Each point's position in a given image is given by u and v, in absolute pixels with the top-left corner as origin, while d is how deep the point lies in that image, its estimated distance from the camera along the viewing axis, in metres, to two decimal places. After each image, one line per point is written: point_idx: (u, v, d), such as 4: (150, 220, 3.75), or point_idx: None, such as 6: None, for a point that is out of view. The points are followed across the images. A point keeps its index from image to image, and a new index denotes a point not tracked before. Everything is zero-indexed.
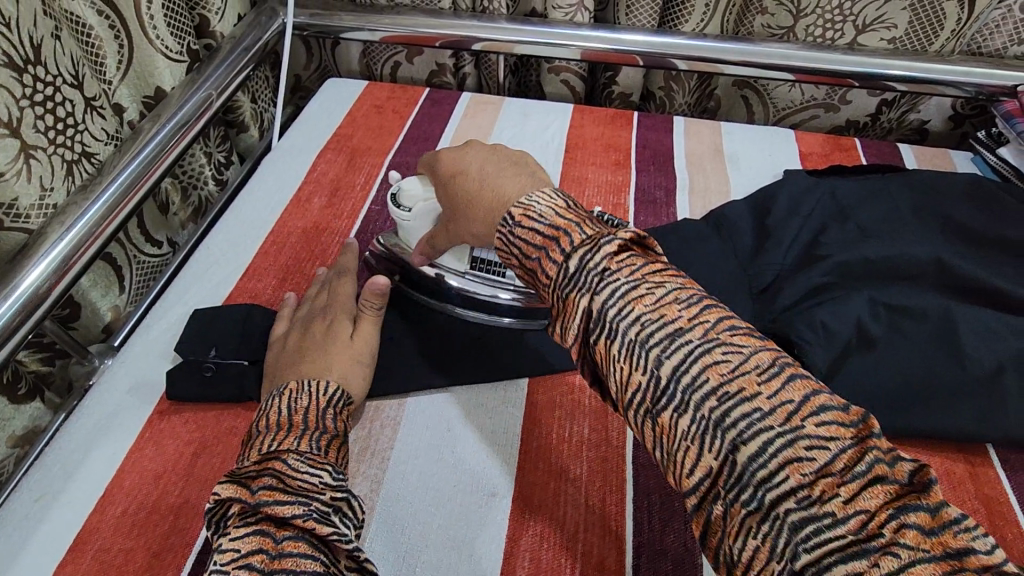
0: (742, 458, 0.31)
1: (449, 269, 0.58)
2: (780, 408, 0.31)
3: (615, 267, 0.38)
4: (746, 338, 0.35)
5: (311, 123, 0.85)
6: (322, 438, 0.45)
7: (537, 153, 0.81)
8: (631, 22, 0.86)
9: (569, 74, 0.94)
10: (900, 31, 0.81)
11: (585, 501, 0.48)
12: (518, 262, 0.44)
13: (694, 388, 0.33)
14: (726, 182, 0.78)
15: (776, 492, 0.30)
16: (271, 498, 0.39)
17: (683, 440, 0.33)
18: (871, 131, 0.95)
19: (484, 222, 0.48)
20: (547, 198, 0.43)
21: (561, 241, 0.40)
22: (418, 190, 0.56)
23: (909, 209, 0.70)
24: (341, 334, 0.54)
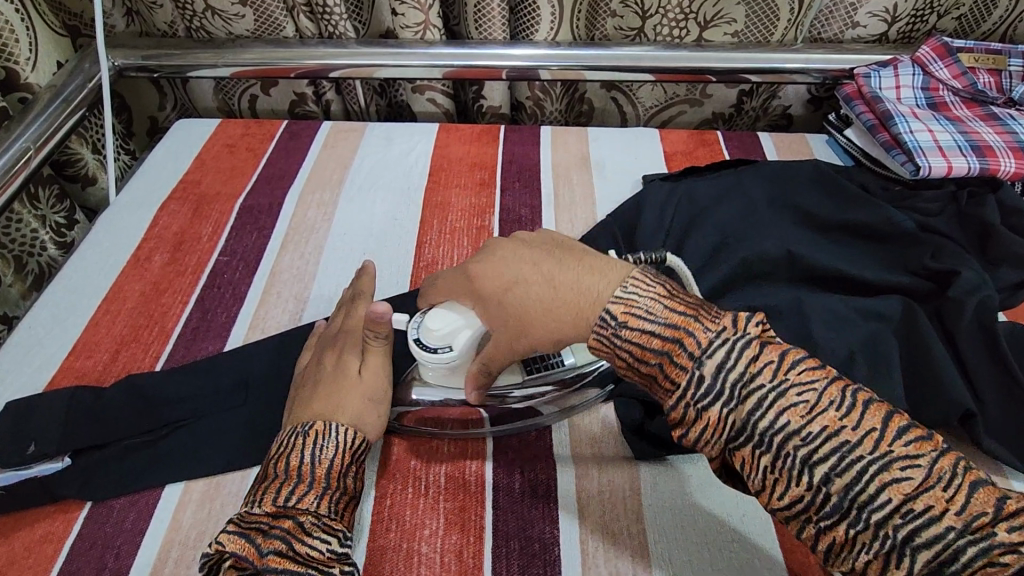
0: (836, 490, 0.33)
1: (504, 387, 0.51)
2: (867, 438, 0.33)
3: (757, 368, 0.36)
4: (813, 372, 0.36)
5: (154, 172, 0.79)
6: (337, 499, 0.43)
7: (400, 180, 0.78)
8: (484, 35, 0.84)
9: (435, 93, 0.92)
10: (740, 25, 0.83)
11: (439, 558, 0.45)
12: (625, 364, 0.41)
13: (776, 430, 0.35)
14: (592, 190, 0.77)
15: (880, 517, 0.32)
16: (278, 564, 0.38)
17: (768, 471, 0.35)
18: (739, 121, 0.97)
19: (571, 325, 0.43)
20: (645, 288, 0.41)
21: (687, 344, 0.38)
22: (449, 323, 0.48)
23: (762, 201, 0.72)
24: (349, 370, 0.50)
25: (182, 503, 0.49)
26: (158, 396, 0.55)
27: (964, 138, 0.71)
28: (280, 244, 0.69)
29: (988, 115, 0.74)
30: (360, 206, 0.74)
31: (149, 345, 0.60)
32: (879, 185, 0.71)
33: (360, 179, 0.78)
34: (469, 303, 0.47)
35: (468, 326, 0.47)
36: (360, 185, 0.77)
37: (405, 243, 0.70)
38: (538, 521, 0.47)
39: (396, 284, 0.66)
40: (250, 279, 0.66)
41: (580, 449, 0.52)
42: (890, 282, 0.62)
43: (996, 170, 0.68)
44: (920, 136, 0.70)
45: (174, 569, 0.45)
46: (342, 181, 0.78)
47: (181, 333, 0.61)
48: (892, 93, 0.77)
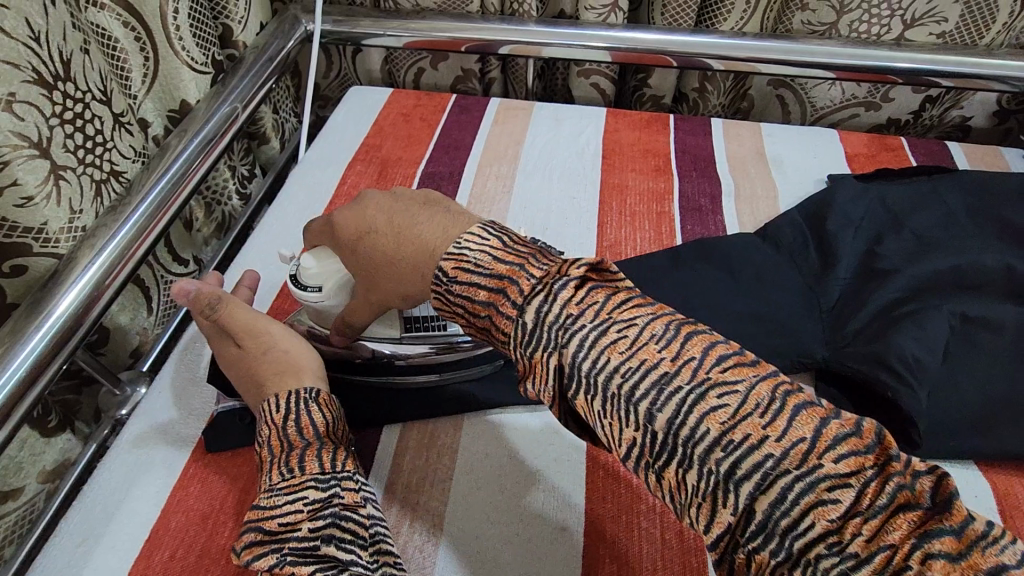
0: (762, 506, 0.29)
1: (379, 339, 0.52)
2: (686, 368, 0.32)
3: (575, 309, 0.35)
4: (738, 371, 0.32)
5: (337, 133, 0.82)
6: (294, 456, 0.42)
7: (574, 160, 0.78)
8: (667, 22, 0.83)
9: (600, 78, 0.91)
10: (949, 25, 0.78)
11: (661, 535, 0.45)
12: (465, 320, 0.40)
13: (695, 441, 0.31)
14: (773, 186, 0.75)
15: (803, 543, 0.28)
16: (259, 532, 0.38)
17: (608, 416, 0.33)
18: (912, 129, 0.92)
19: (415, 280, 0.43)
20: (477, 242, 0.40)
21: (508, 293, 0.37)
22: (315, 266, 0.50)
23: (964, 212, 0.69)
24: (229, 352, 0.51)
25: (401, 448, 0.50)
26: None
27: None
28: None
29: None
30: (537, 181, 0.75)
31: None
32: None
33: (535, 156, 0.79)
34: (334, 253, 0.49)
35: (336, 270, 0.49)
36: (535, 161, 0.78)
37: (586, 222, 0.70)
38: None
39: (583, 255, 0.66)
40: None
41: None
42: None
43: None
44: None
45: (402, 507, 0.47)
46: (517, 156, 0.79)
47: None
48: None
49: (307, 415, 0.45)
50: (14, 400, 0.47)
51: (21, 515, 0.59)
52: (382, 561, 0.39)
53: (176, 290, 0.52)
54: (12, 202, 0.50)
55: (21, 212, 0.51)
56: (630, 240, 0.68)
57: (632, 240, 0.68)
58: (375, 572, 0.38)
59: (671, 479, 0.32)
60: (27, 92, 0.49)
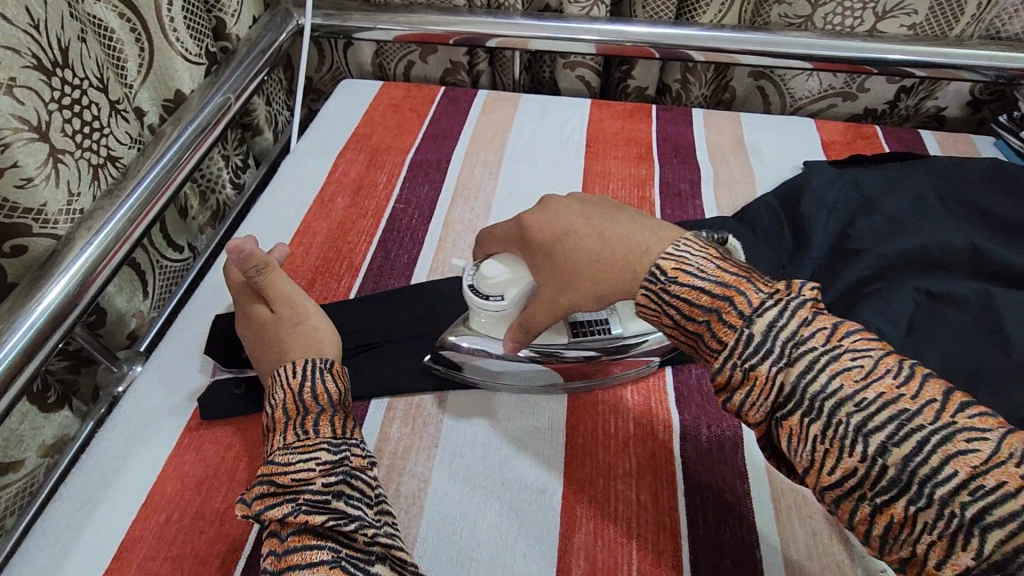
0: (939, 490, 0.31)
1: (541, 347, 0.51)
2: (928, 408, 0.32)
3: (810, 333, 0.35)
4: (867, 341, 0.35)
5: (328, 124, 0.84)
6: (309, 419, 0.44)
7: (558, 148, 0.80)
8: (648, 15, 0.86)
9: (585, 69, 0.94)
10: (920, 17, 0.81)
11: (635, 496, 0.47)
12: (672, 322, 0.41)
13: (936, 481, 0.31)
14: (751, 172, 0.77)
15: (947, 490, 0.30)
16: (275, 485, 0.40)
17: (819, 442, 0.34)
18: (889, 119, 0.95)
19: (624, 279, 0.42)
20: (697, 248, 0.40)
21: (738, 301, 0.37)
22: (501, 272, 0.48)
23: (934, 196, 0.71)
24: (263, 317, 0.53)
25: (388, 417, 0.52)
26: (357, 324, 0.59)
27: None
28: (450, 198, 0.73)
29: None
30: (522, 168, 0.77)
31: (341, 277, 0.64)
32: None
33: (520, 144, 0.81)
34: (522, 258, 0.48)
35: (521, 276, 0.48)
36: (521, 149, 0.80)
37: None
38: (730, 476, 0.48)
39: None
40: (425, 226, 0.70)
41: None
42: None
43: None
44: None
45: (389, 473, 0.49)
46: (504, 144, 0.81)
47: (367, 269, 0.65)
48: None
49: (321, 383, 0.47)
50: (14, 370, 0.49)
51: (21, 487, 0.61)
52: (385, 518, 0.41)
53: (232, 244, 0.52)
54: (12, 183, 0.52)
55: (21, 193, 0.53)
56: None
57: None
58: (381, 527, 0.40)
59: (893, 513, 0.32)
60: (26, 77, 0.51)
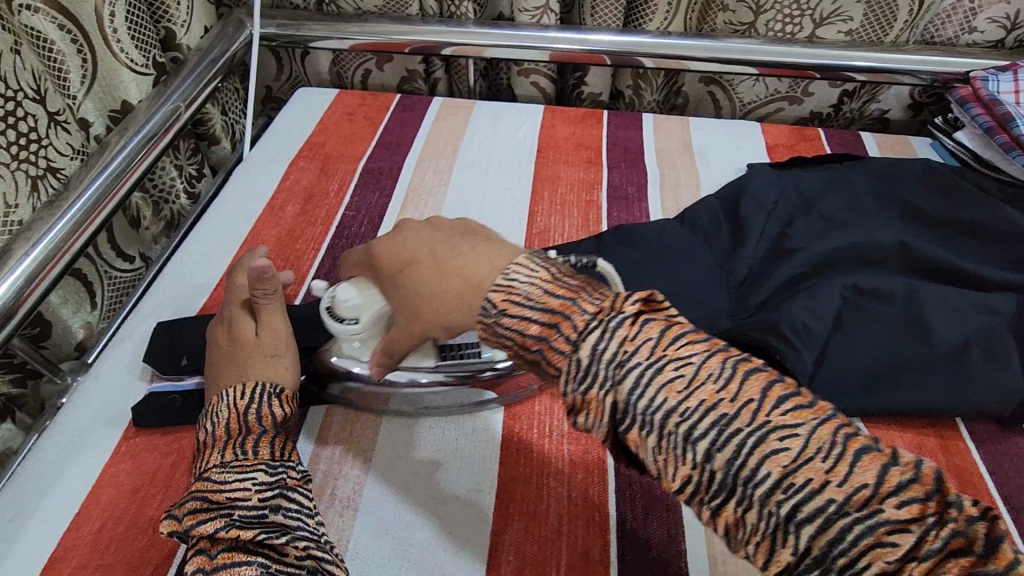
0: (720, 466, 0.33)
1: (409, 369, 0.52)
2: (746, 409, 0.33)
3: (632, 347, 0.35)
4: (691, 346, 0.35)
5: (282, 133, 0.84)
6: (249, 440, 0.45)
7: (509, 154, 0.82)
8: (597, 22, 0.87)
9: (539, 76, 0.95)
10: (856, 23, 0.83)
11: (567, 493, 0.48)
12: (512, 350, 0.41)
13: (755, 483, 0.32)
14: (696, 175, 0.79)
15: (763, 492, 0.32)
16: (209, 504, 0.40)
17: (658, 452, 0.34)
18: (835, 122, 0.98)
19: (458, 309, 0.43)
20: (527, 273, 0.41)
21: (563, 328, 0.37)
22: (355, 298, 0.50)
23: (870, 195, 0.73)
24: (243, 333, 0.52)
25: (327, 424, 0.53)
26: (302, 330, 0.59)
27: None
28: (400, 204, 0.74)
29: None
30: (473, 174, 0.78)
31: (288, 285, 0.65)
32: (993, 186, 0.70)
33: (472, 151, 0.82)
34: (375, 284, 0.50)
35: (376, 302, 0.49)
36: (472, 156, 0.81)
37: (517, 211, 0.73)
38: None
39: (513, 241, 0.69)
40: (374, 232, 0.71)
41: None
42: (1005, 280, 0.62)
43: None
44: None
45: (324, 478, 0.49)
46: (456, 151, 0.82)
47: (314, 276, 0.66)
48: (1012, 97, 0.75)
49: (266, 406, 0.47)
50: None
51: None
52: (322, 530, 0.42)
53: (256, 266, 0.51)
54: None
55: None
56: (557, 228, 0.72)
57: (559, 227, 0.72)
58: (319, 538, 0.41)
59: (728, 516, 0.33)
60: None
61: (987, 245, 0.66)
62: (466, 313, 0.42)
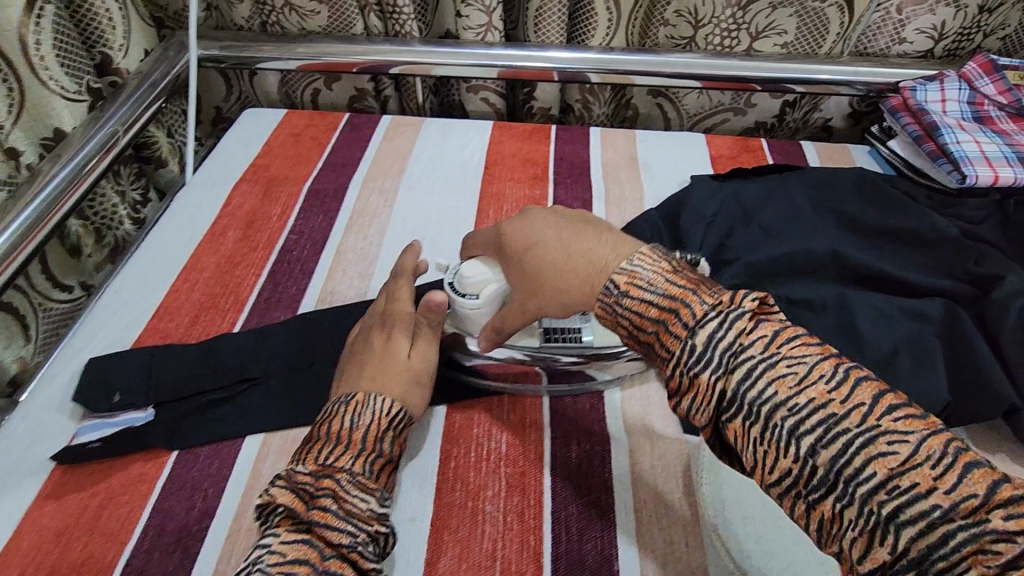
0: (826, 460, 0.34)
1: (517, 347, 0.56)
2: (856, 411, 0.34)
3: (747, 341, 0.37)
4: (804, 347, 0.37)
5: (226, 156, 0.83)
6: (380, 460, 0.46)
7: (456, 172, 0.82)
8: (541, 38, 0.88)
9: (488, 92, 0.96)
10: (790, 36, 0.86)
11: (502, 517, 0.48)
12: (627, 332, 0.44)
13: (859, 480, 0.32)
14: (640, 189, 0.80)
15: (866, 490, 0.32)
16: (325, 520, 0.41)
17: (760, 444, 0.36)
18: (780, 131, 1.00)
19: (582, 291, 0.46)
20: (650, 263, 0.44)
21: (681, 314, 0.40)
22: (482, 274, 0.54)
23: (807, 205, 0.75)
24: (399, 353, 0.53)
25: (261, 455, 0.53)
26: (239, 360, 0.59)
27: (1010, 149, 0.69)
28: (344, 226, 0.73)
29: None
30: (419, 193, 0.78)
31: (227, 312, 0.64)
32: (923, 194, 0.72)
33: (419, 169, 0.82)
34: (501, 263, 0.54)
35: (494, 280, 0.54)
36: (419, 175, 0.81)
37: (461, 231, 0.74)
38: (596, 490, 0.50)
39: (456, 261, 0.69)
40: (317, 256, 0.70)
41: (632, 420, 0.55)
42: (933, 286, 0.63)
43: None
44: (967, 146, 0.71)
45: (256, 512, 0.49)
46: (402, 170, 0.82)
47: (254, 303, 0.65)
48: (938, 106, 0.77)
49: (390, 436, 0.48)
50: None
51: None
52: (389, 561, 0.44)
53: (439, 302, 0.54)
54: None
55: None
56: None
57: None
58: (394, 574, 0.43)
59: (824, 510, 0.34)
60: None
61: (918, 252, 0.68)
62: (588, 292, 0.46)
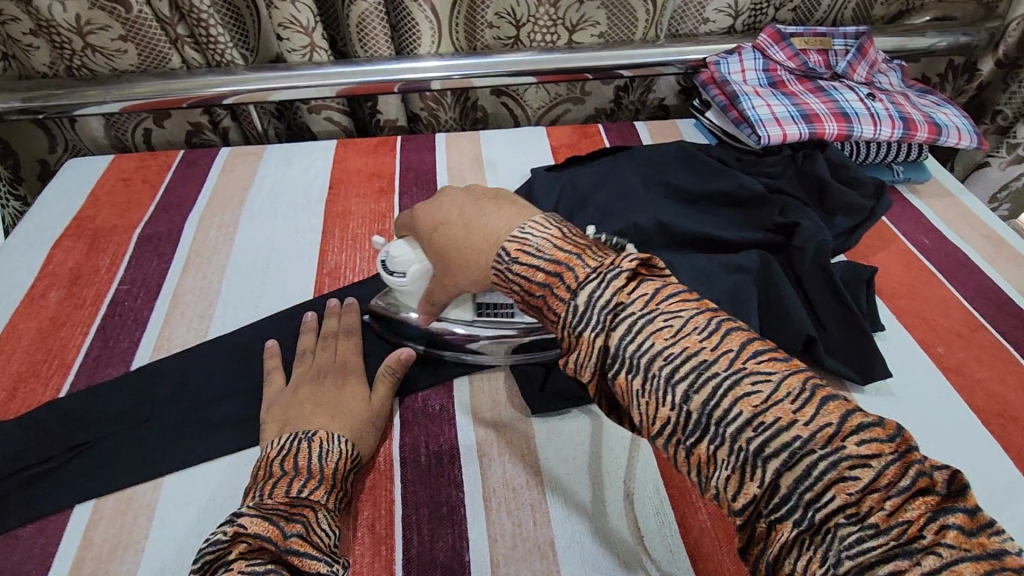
0: (696, 404, 0.34)
1: (455, 321, 0.58)
2: (724, 357, 0.35)
3: (625, 300, 0.38)
4: (682, 303, 0.38)
5: (45, 212, 0.78)
6: (340, 498, 0.47)
7: (300, 196, 0.81)
8: (370, 52, 0.88)
9: (331, 111, 0.95)
10: (604, 26, 0.91)
11: (352, 534, 0.48)
12: (521, 298, 0.44)
13: (727, 420, 0.34)
14: (485, 187, 0.83)
15: (734, 429, 0.33)
16: (301, 547, 0.41)
17: (639, 397, 0.36)
18: (621, 114, 1.06)
19: (479, 263, 0.48)
20: (541, 231, 0.44)
21: (565, 277, 0.40)
22: (406, 254, 0.56)
23: (638, 181, 0.80)
24: (357, 396, 0.55)
25: (94, 521, 0.50)
26: (66, 426, 0.55)
27: (796, 109, 0.76)
28: (182, 267, 0.70)
29: (818, 84, 0.81)
30: (261, 223, 0.77)
31: (49, 378, 0.60)
32: (733, 157, 0.79)
33: (262, 198, 0.80)
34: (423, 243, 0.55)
35: (421, 261, 0.55)
36: (261, 204, 0.79)
37: (306, 255, 0.73)
38: (446, 486, 0.51)
39: (302, 286, 0.69)
40: (151, 303, 0.67)
41: (481, 413, 0.57)
42: (746, 240, 0.70)
43: (823, 134, 0.73)
44: (761, 109, 0.77)
45: None
46: (243, 202, 0.80)
47: (82, 363, 0.61)
48: (738, 76, 0.85)
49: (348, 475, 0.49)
50: None
51: None
52: None
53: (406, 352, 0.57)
54: None
55: None
56: (348, 264, 0.72)
57: (349, 262, 0.72)
58: None
59: (701, 454, 0.35)
60: None
61: (733, 212, 0.75)
62: (486, 259, 0.47)
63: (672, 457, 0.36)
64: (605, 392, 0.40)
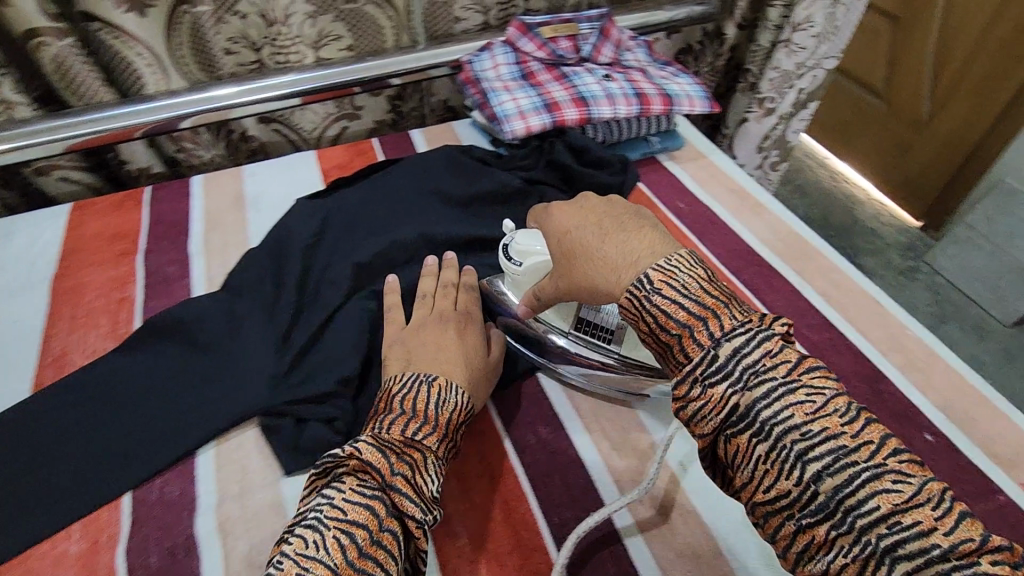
0: (827, 488, 0.38)
1: (557, 329, 0.62)
2: (866, 448, 0.38)
3: (770, 365, 0.42)
4: (823, 379, 0.42)
5: None
6: (456, 429, 0.51)
7: (20, 276, 0.70)
8: (88, 100, 0.78)
9: (65, 170, 0.84)
10: (349, 38, 0.86)
11: None
12: (648, 329, 0.48)
13: (860, 512, 0.37)
14: (244, 228, 0.76)
15: (867, 522, 0.36)
16: (404, 489, 0.44)
17: (762, 462, 0.40)
18: (406, 121, 1.04)
19: (609, 283, 0.51)
20: (687, 266, 0.48)
21: (710, 322, 0.44)
22: (534, 247, 0.61)
23: (409, 194, 0.77)
24: (453, 341, 0.57)
25: None
26: None
27: (539, 99, 0.77)
28: None
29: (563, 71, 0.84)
30: None
31: None
32: (494, 156, 0.79)
33: None
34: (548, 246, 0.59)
35: (542, 256, 0.60)
36: None
37: (25, 346, 0.63)
38: None
39: (16, 385, 0.59)
40: None
41: (228, 487, 0.53)
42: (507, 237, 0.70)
43: (563, 121, 0.75)
44: (507, 104, 0.77)
45: None
46: None
47: None
48: (491, 73, 0.85)
49: (462, 406, 0.52)
50: None
51: None
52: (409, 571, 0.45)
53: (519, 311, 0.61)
54: None
55: None
56: (78, 346, 0.63)
57: (79, 345, 0.63)
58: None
59: (816, 536, 0.38)
60: None
61: (499, 211, 0.74)
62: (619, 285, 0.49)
63: (780, 529, 0.40)
64: (712, 450, 0.44)
